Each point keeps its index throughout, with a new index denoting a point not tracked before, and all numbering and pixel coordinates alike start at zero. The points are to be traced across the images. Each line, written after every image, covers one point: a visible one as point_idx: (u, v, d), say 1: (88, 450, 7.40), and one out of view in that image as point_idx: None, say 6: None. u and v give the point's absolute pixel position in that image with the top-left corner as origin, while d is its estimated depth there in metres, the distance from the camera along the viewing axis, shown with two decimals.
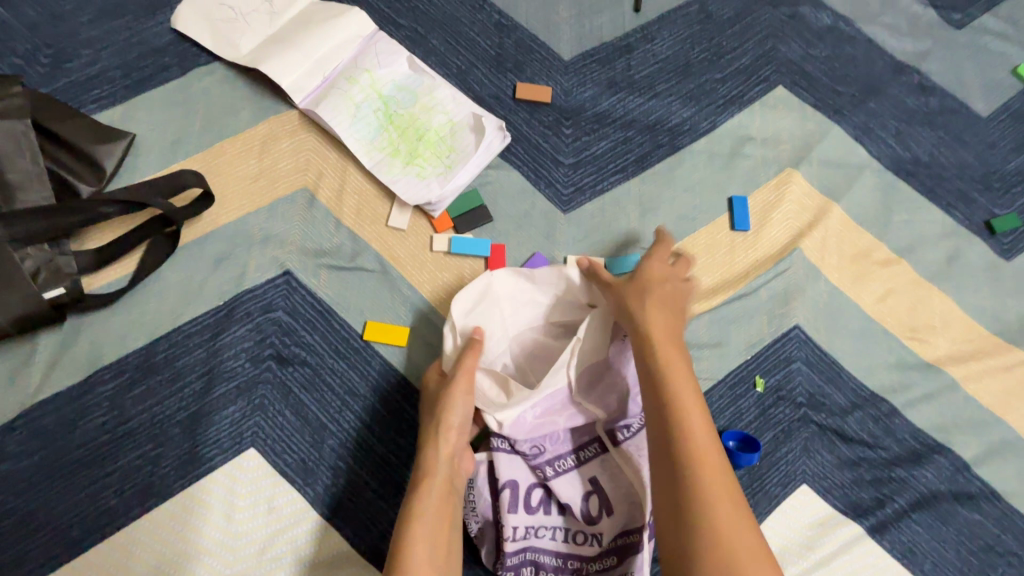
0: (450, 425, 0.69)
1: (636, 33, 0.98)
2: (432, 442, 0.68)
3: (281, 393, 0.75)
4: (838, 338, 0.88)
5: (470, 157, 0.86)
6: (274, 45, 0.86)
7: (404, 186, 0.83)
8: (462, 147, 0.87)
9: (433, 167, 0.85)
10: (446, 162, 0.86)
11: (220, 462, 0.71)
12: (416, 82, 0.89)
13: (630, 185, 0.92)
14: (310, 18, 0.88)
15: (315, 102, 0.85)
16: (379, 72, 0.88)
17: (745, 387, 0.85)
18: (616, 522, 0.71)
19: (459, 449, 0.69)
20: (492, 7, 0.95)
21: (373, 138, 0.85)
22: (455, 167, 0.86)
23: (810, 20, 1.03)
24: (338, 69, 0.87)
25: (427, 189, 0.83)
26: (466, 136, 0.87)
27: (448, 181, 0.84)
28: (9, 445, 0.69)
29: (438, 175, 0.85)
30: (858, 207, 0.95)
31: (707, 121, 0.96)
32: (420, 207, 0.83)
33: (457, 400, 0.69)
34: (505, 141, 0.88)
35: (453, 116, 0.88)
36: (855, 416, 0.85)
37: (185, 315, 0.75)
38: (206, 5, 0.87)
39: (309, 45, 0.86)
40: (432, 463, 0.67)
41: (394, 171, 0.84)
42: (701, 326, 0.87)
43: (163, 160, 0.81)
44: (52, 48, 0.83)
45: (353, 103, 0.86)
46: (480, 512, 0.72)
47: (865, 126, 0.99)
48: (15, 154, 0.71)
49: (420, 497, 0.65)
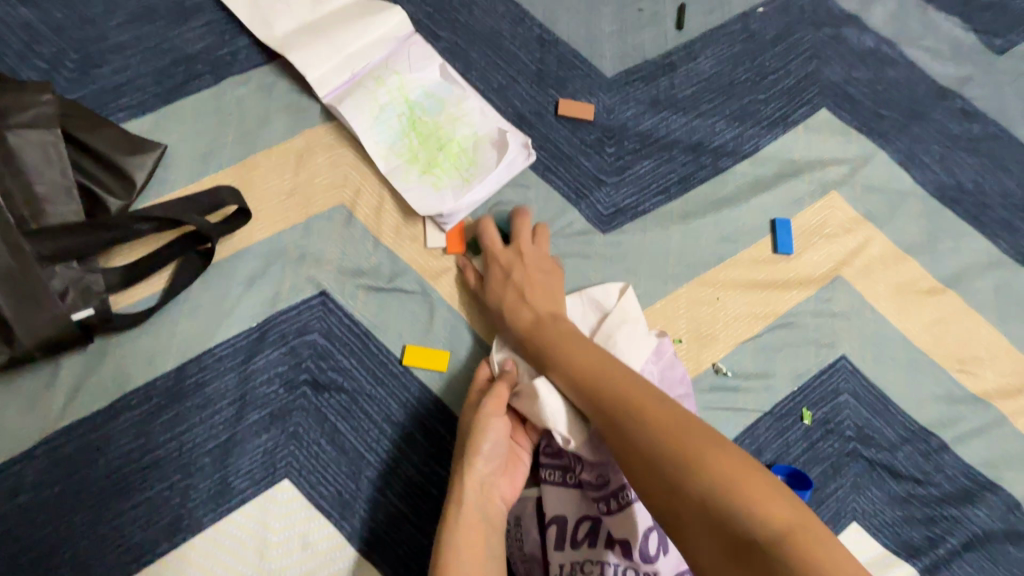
0: (479, 451, 0.66)
1: (679, 50, 0.96)
2: (460, 469, 0.66)
3: (317, 421, 0.71)
4: (886, 369, 0.86)
5: (491, 172, 0.82)
6: (309, 36, 0.83)
7: (417, 194, 0.79)
8: (483, 162, 0.83)
9: (450, 178, 0.81)
10: (464, 175, 0.82)
11: (252, 495, 0.68)
12: (445, 91, 0.85)
13: (674, 206, 0.89)
14: (347, 19, 0.85)
15: (338, 98, 0.81)
16: (408, 76, 0.84)
17: (792, 419, 0.82)
18: (671, 561, 0.67)
19: (488, 477, 0.66)
20: (533, 21, 0.93)
21: (392, 143, 0.81)
22: (472, 181, 0.81)
23: (852, 42, 1.01)
24: (367, 69, 0.84)
25: (441, 200, 0.79)
26: (489, 151, 0.83)
27: (463, 196, 0.80)
28: (29, 475, 0.65)
29: (454, 188, 0.81)
30: (905, 234, 0.92)
31: (752, 142, 0.94)
32: (426, 216, 0.79)
33: (489, 423, 0.67)
34: (529, 160, 0.84)
35: (478, 129, 0.84)
36: (904, 451, 0.83)
37: (216, 337, 0.72)
38: None
39: (342, 41, 0.83)
40: (460, 491, 0.64)
41: (406, 180, 0.80)
42: (746, 355, 0.84)
43: (195, 172, 0.77)
44: (80, 52, 0.79)
45: (377, 105, 0.82)
46: (526, 549, 0.71)
47: (909, 151, 0.97)
48: (43, 166, 0.68)
49: (449, 526, 0.62)
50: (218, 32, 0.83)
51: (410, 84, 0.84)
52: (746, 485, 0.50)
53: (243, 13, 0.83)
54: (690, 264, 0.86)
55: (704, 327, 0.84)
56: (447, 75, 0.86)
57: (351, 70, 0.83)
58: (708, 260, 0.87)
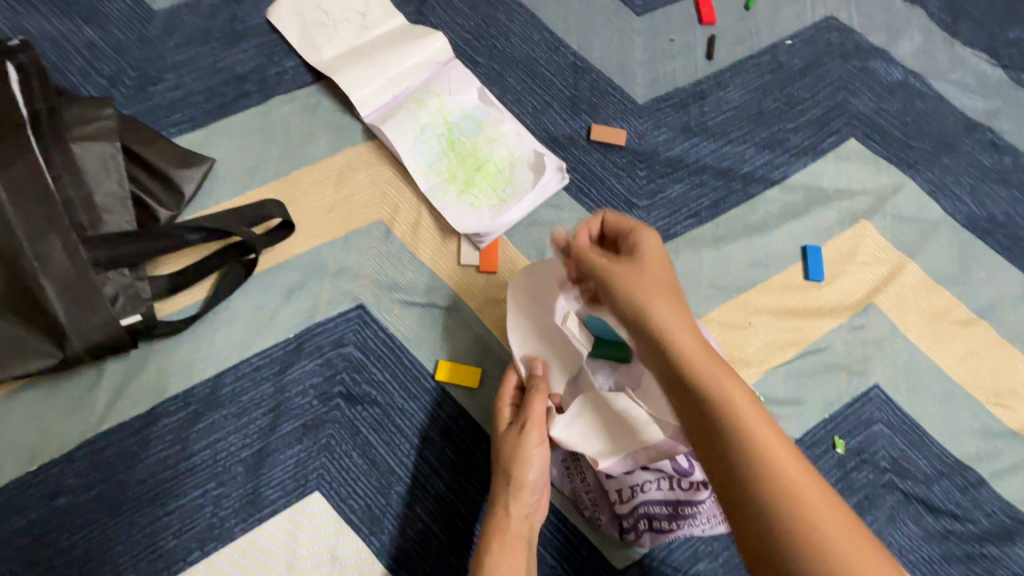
0: (524, 482, 0.66)
1: (709, 80, 0.98)
2: (504, 495, 0.66)
3: (349, 433, 0.72)
4: (920, 400, 0.85)
5: (526, 194, 0.84)
6: (355, 58, 0.87)
7: (456, 214, 0.81)
8: (518, 183, 0.85)
9: (487, 198, 0.83)
10: (500, 196, 0.84)
11: (283, 506, 0.68)
12: (483, 113, 0.88)
13: (704, 230, 0.89)
14: (393, 45, 0.88)
15: (381, 118, 0.84)
16: (448, 99, 0.87)
17: (823, 447, 0.81)
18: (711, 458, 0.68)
19: (532, 508, 0.67)
20: (568, 49, 0.96)
21: (431, 163, 0.84)
22: (509, 202, 0.84)
23: (880, 75, 1.03)
24: (409, 91, 0.87)
25: (478, 220, 0.82)
26: (524, 173, 0.86)
27: (499, 215, 0.82)
28: (67, 478, 0.66)
29: (491, 208, 0.83)
30: (936, 263, 0.92)
31: (781, 169, 0.95)
32: (464, 235, 0.81)
33: (531, 451, 0.67)
34: (563, 182, 0.86)
35: (515, 151, 0.87)
36: (941, 484, 0.81)
37: (254, 347, 0.73)
38: (302, 5, 0.89)
39: (386, 64, 0.87)
40: (506, 520, 0.65)
41: (445, 199, 0.82)
42: (777, 382, 0.83)
43: (241, 186, 0.80)
44: (137, 70, 0.83)
45: (418, 126, 0.85)
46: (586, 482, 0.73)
47: (938, 181, 0.97)
48: (102, 177, 0.70)
49: (490, 552, 0.63)
50: (268, 54, 0.87)
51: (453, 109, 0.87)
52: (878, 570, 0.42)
53: (293, 38, 0.88)
54: (720, 287, 0.87)
55: (735, 351, 0.84)
56: (488, 99, 0.89)
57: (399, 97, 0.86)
58: (739, 284, 0.87)
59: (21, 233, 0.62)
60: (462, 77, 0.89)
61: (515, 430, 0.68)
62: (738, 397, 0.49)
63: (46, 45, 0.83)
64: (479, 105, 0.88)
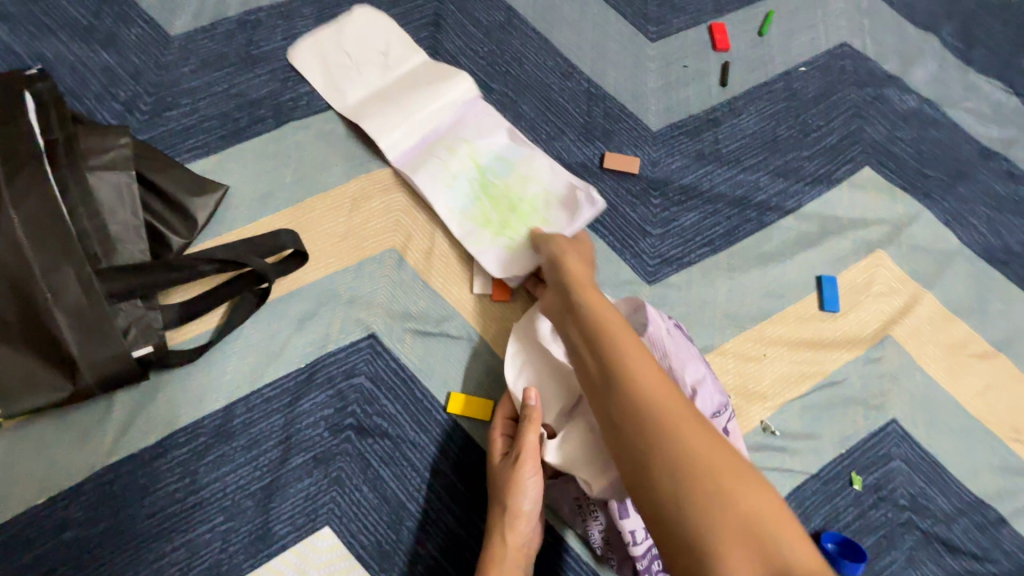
0: (519, 513, 0.65)
1: (723, 107, 0.98)
2: (499, 527, 0.65)
3: (359, 466, 0.71)
4: (938, 435, 0.83)
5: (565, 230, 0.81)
6: (380, 102, 0.86)
7: (494, 258, 0.79)
8: (555, 220, 0.82)
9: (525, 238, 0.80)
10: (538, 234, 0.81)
11: (292, 542, 0.67)
12: (514, 152, 0.85)
13: (718, 259, 0.89)
14: (422, 87, 0.87)
15: (411, 166, 0.83)
16: (478, 142, 0.85)
17: (840, 484, 0.80)
18: None
19: (528, 538, 0.66)
20: (581, 75, 0.96)
21: (465, 210, 0.82)
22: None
23: (894, 102, 1.03)
24: (438, 136, 0.85)
25: (516, 262, 0.79)
26: (561, 209, 0.82)
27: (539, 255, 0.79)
28: (75, 512, 0.65)
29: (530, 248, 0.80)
30: (953, 295, 0.91)
31: (795, 198, 0.94)
32: (503, 281, 0.79)
33: (525, 483, 0.65)
34: (597, 209, 0.81)
35: (549, 187, 0.84)
36: (960, 523, 0.79)
37: (265, 378, 0.72)
38: (327, 48, 0.89)
39: (412, 107, 0.86)
40: (501, 551, 0.64)
41: (480, 247, 0.80)
42: (793, 415, 0.82)
43: (253, 214, 0.79)
44: (153, 96, 0.83)
45: (450, 173, 0.83)
46: (600, 522, 0.69)
47: (954, 211, 0.96)
48: (117, 206, 0.70)
49: None
50: (282, 80, 0.87)
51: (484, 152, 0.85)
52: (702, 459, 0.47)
53: (317, 82, 0.87)
54: (735, 318, 0.86)
55: (750, 384, 0.83)
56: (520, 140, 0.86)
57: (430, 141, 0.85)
58: (754, 314, 0.86)
59: (35, 265, 0.62)
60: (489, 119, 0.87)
61: (511, 460, 0.66)
62: (636, 355, 0.56)
63: (63, 70, 0.83)
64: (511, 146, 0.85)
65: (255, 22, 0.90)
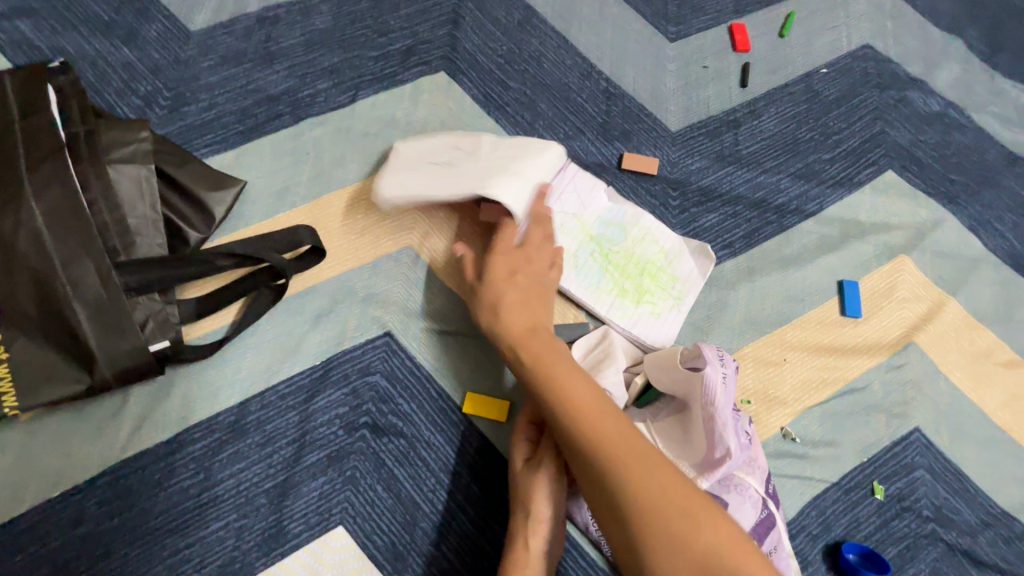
0: (541, 517, 0.64)
1: (743, 108, 0.97)
2: (520, 530, 0.64)
3: (374, 466, 0.70)
4: (963, 446, 0.81)
5: (697, 285, 0.84)
6: (495, 175, 0.77)
7: (643, 327, 0.80)
8: (683, 275, 0.84)
9: (663, 300, 0.82)
10: (674, 293, 0.83)
11: (306, 540, 0.66)
12: (619, 214, 0.84)
13: (737, 263, 0.87)
14: (522, 152, 0.80)
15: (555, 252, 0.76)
16: (585, 214, 0.83)
17: (862, 493, 0.78)
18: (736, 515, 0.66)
19: (549, 543, 0.65)
20: (600, 75, 0.95)
21: (598, 285, 0.81)
22: (684, 296, 0.83)
23: (918, 105, 1.01)
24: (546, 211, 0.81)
25: (664, 326, 0.81)
26: (683, 262, 0.84)
27: (681, 315, 0.82)
28: (89, 506, 0.64)
29: (671, 308, 0.82)
30: (978, 302, 0.89)
31: (816, 201, 0.93)
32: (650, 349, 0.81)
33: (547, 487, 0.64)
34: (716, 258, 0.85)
35: (664, 243, 0.84)
36: (985, 536, 0.77)
37: (281, 374, 0.72)
38: (407, 154, 0.80)
39: (529, 175, 0.78)
40: (523, 557, 0.62)
41: (628, 321, 0.80)
42: (813, 422, 0.80)
43: (271, 209, 0.79)
44: (172, 91, 0.83)
45: (571, 253, 0.81)
46: None
47: (980, 217, 0.95)
48: (136, 199, 0.69)
49: None
50: (301, 76, 0.87)
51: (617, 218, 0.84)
52: (666, 503, 0.53)
53: (420, 192, 0.77)
54: (755, 322, 0.84)
55: (770, 389, 0.81)
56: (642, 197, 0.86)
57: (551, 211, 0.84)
58: (775, 319, 0.85)
59: (55, 257, 0.62)
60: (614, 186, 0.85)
61: (533, 465, 0.65)
62: (588, 402, 0.61)
63: (84, 65, 0.83)
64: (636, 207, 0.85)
65: (274, 18, 0.90)
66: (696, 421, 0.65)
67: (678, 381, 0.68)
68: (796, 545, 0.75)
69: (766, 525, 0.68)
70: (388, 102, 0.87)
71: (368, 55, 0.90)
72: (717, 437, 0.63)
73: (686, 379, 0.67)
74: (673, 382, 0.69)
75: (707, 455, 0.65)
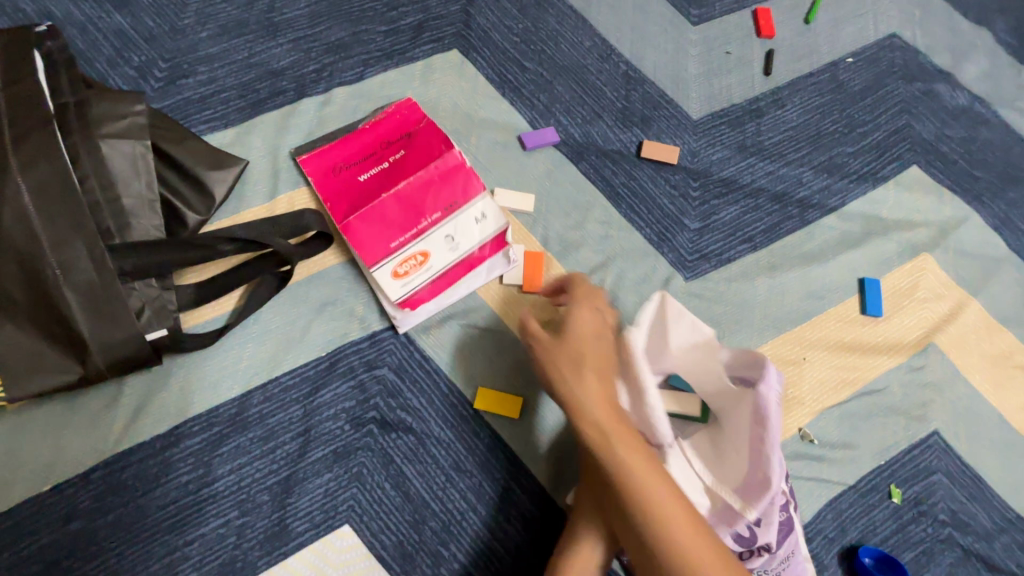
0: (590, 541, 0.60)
1: (766, 96, 0.93)
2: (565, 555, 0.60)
3: (381, 462, 0.67)
4: (980, 450, 0.80)
5: (437, 266, 0.72)
6: None
7: (400, 288, 0.71)
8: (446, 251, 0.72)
9: (394, 262, 0.71)
10: (414, 254, 0.72)
11: (310, 539, 0.64)
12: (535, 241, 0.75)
13: (757, 257, 0.84)
14: None
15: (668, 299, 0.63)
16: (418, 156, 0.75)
17: (879, 496, 0.77)
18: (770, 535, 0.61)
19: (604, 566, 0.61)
20: (620, 57, 0.91)
21: (420, 247, 0.72)
22: (408, 268, 0.71)
23: (944, 99, 0.98)
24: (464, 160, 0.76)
25: (408, 300, 0.71)
26: (466, 241, 0.73)
27: (408, 300, 0.71)
28: (81, 501, 0.61)
29: (392, 273, 0.71)
30: (999, 303, 0.87)
31: (839, 195, 0.90)
32: (398, 318, 0.71)
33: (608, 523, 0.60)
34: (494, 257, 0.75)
35: (479, 218, 0.74)
36: (1001, 541, 0.76)
37: (284, 365, 0.68)
38: None
39: None
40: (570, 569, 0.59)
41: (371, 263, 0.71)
42: (831, 423, 0.78)
43: (272, 191, 0.75)
44: (169, 62, 0.78)
45: (396, 192, 0.73)
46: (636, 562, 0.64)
47: (1004, 216, 0.92)
48: (130, 177, 0.65)
49: None
50: (305, 50, 0.82)
51: (407, 185, 0.74)
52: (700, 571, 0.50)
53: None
54: (774, 319, 0.82)
55: (788, 389, 0.79)
56: (467, 180, 0.75)
57: (573, 197, 0.82)
58: (794, 316, 0.82)
59: (43, 237, 0.57)
60: (450, 146, 0.75)
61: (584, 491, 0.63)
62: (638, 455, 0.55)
63: (73, 31, 0.78)
64: (438, 181, 0.74)
65: None
66: (744, 444, 0.60)
67: (726, 397, 0.64)
68: (812, 549, 0.74)
69: (786, 527, 0.64)
70: (399, 80, 0.83)
71: (377, 30, 0.85)
72: (760, 462, 0.58)
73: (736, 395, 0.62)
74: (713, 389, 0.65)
75: (747, 479, 0.59)
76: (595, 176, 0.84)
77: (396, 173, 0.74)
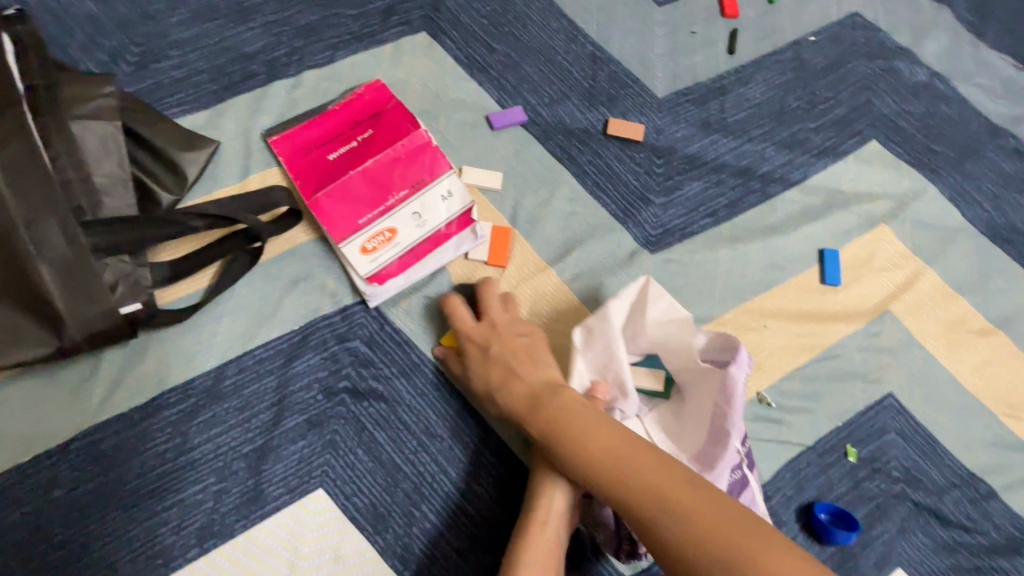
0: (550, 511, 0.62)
1: (730, 75, 0.96)
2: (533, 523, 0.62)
3: (354, 430, 0.70)
4: (933, 411, 0.83)
5: (407, 242, 0.74)
6: None
7: (370, 266, 0.73)
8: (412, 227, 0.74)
9: (363, 240, 0.73)
10: (382, 231, 0.74)
11: (285, 503, 0.66)
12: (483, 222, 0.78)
13: (720, 230, 0.87)
14: None
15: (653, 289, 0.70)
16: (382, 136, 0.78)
17: (835, 455, 0.80)
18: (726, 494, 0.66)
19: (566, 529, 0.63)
20: (586, 38, 0.93)
21: (387, 225, 0.74)
22: (376, 245, 0.73)
23: (905, 75, 1.00)
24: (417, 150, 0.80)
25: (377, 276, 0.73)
26: (432, 217, 0.75)
27: (377, 275, 0.73)
28: (63, 470, 0.64)
29: (361, 250, 0.73)
30: (954, 271, 0.90)
31: (801, 170, 0.92)
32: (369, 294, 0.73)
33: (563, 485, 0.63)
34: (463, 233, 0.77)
35: (445, 194, 0.76)
36: (951, 496, 0.80)
37: (257, 339, 0.70)
38: None
39: None
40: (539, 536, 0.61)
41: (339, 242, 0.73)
42: (790, 388, 0.82)
43: (244, 171, 0.77)
44: (141, 46, 0.80)
45: (365, 173, 0.75)
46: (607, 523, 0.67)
47: (960, 188, 0.95)
48: (103, 157, 0.67)
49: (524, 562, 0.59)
50: (276, 34, 0.84)
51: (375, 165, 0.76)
52: (678, 499, 0.54)
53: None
54: (736, 289, 0.85)
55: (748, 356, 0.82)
56: (434, 156, 0.77)
57: (540, 175, 0.84)
58: (756, 286, 0.85)
59: (17, 214, 0.59)
60: (416, 125, 0.78)
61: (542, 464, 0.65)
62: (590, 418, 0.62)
63: (45, 18, 0.79)
64: (405, 160, 0.76)
65: None
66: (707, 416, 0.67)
67: (693, 375, 0.69)
68: (771, 505, 0.77)
69: (740, 484, 0.69)
70: (368, 62, 0.84)
71: (347, 13, 0.86)
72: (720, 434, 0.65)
73: (704, 372, 0.68)
74: (682, 368, 0.70)
75: (706, 446, 0.67)
76: (562, 154, 0.86)
77: (364, 152, 0.76)
